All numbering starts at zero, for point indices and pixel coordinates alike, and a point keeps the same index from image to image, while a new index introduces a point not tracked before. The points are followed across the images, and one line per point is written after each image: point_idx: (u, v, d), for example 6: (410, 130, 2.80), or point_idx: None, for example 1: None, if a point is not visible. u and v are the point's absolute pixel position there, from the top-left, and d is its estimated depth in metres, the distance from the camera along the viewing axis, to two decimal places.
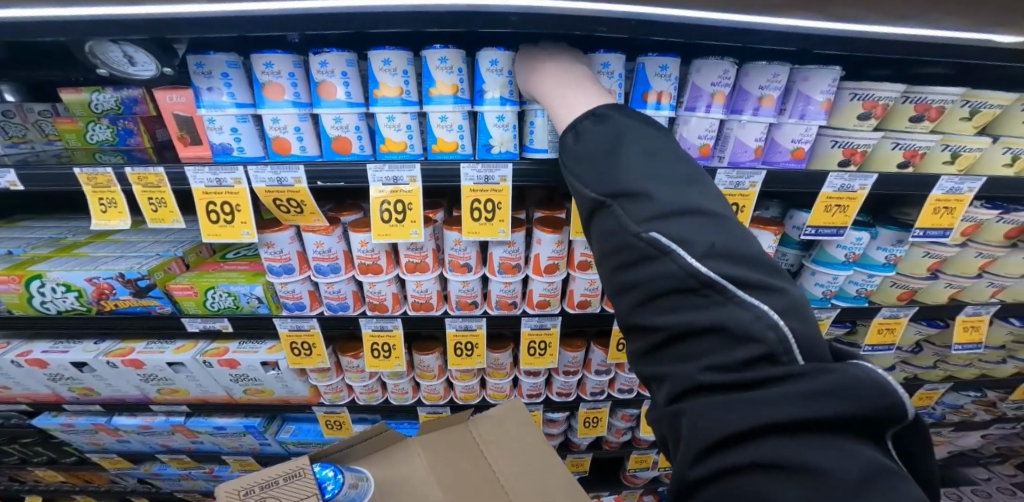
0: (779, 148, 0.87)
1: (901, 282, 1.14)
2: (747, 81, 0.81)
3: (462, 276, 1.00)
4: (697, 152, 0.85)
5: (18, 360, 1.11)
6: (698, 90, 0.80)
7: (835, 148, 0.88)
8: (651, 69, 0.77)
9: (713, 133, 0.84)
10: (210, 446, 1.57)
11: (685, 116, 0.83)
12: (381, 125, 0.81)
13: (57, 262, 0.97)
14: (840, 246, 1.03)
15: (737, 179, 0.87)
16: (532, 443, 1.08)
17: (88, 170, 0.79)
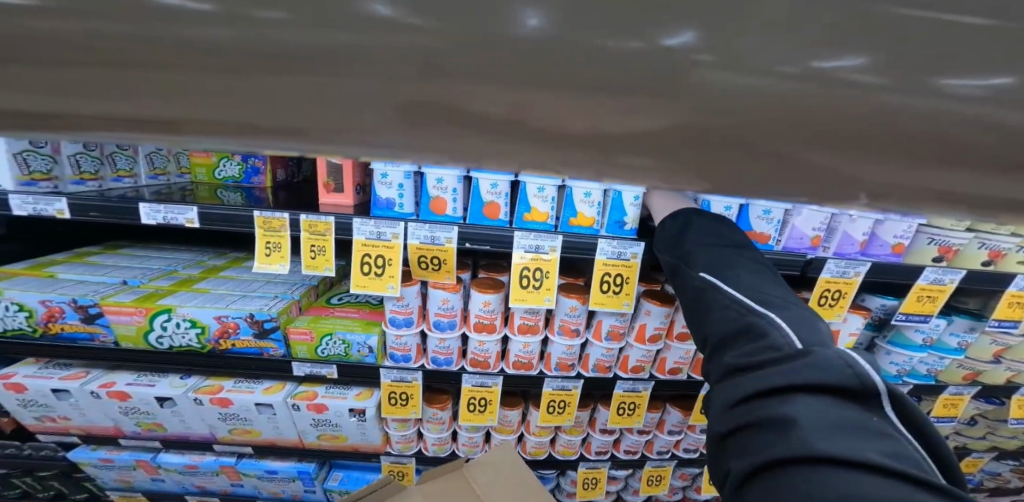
0: (879, 241, 0.99)
1: (967, 364, 1.23)
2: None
3: (569, 340, 1.03)
4: (808, 241, 0.96)
5: (100, 392, 1.08)
6: None
7: (930, 245, 0.99)
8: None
9: (824, 225, 0.95)
10: (248, 490, 1.44)
11: (798, 207, 0.94)
12: (530, 195, 0.89)
13: (184, 297, 0.98)
14: (918, 330, 1.13)
15: (844, 268, 0.97)
16: (523, 484, 1.04)
17: (266, 213, 0.85)
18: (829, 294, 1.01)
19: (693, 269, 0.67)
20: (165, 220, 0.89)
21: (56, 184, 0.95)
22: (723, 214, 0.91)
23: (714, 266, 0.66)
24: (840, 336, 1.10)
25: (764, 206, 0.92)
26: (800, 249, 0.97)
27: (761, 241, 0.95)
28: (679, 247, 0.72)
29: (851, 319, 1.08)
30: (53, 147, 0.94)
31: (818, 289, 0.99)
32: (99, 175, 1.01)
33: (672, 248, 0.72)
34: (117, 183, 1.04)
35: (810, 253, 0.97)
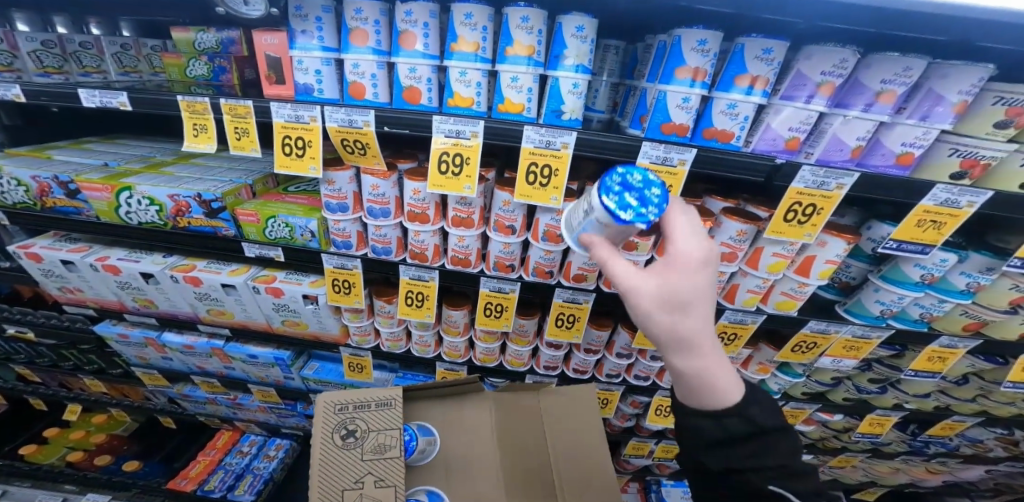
0: (882, 150, 0.80)
1: (973, 312, 1.00)
2: (867, 74, 0.73)
3: (505, 237, 1.00)
4: (783, 144, 0.80)
5: (96, 264, 1.20)
6: (802, 78, 0.74)
7: (952, 158, 0.79)
8: (752, 51, 0.73)
9: (806, 125, 0.77)
10: (240, 374, 1.60)
11: (778, 104, 0.77)
12: (452, 80, 0.82)
13: (145, 178, 1.07)
14: (919, 265, 0.93)
15: (823, 178, 0.80)
16: (587, 434, 1.01)
17: (188, 98, 0.89)
18: (800, 209, 0.85)
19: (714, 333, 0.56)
20: (102, 104, 0.94)
21: (19, 75, 1.07)
22: (681, 108, 0.78)
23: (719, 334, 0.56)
24: (814, 263, 0.94)
25: (731, 100, 0.77)
26: (772, 152, 0.81)
27: (723, 141, 0.81)
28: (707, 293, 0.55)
29: (830, 243, 0.91)
30: (9, 43, 1.05)
31: (784, 201, 0.83)
32: (63, 71, 1.13)
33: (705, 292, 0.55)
34: (85, 78, 1.15)
35: (784, 158, 0.81)
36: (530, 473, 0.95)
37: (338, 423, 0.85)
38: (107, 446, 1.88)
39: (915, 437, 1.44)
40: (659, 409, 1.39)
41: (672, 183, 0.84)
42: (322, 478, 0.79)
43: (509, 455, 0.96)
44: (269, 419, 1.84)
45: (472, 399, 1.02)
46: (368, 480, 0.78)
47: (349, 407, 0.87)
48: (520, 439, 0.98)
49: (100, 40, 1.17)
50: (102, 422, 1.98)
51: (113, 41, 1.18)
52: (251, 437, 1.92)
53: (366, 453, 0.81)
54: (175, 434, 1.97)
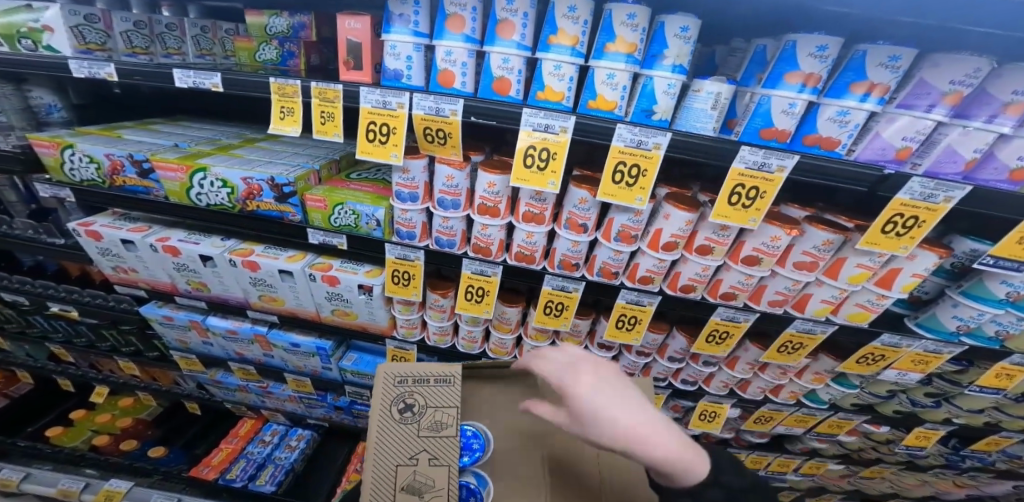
0: (995, 163, 0.78)
1: None
2: (996, 84, 0.72)
3: (576, 235, 1.00)
4: (892, 154, 0.80)
5: (157, 244, 1.22)
6: (926, 86, 0.74)
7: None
8: (877, 58, 0.73)
9: (922, 136, 0.77)
10: (278, 363, 1.61)
11: (893, 112, 0.77)
12: (545, 72, 0.82)
13: (218, 159, 1.07)
14: (1005, 283, 0.92)
15: (932, 191, 0.79)
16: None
17: (281, 79, 0.89)
18: (900, 221, 0.84)
19: None
20: (194, 85, 0.93)
21: (110, 54, 1.06)
22: (787, 114, 0.78)
23: None
24: (899, 276, 0.93)
25: (842, 106, 0.77)
26: (879, 162, 0.81)
27: (826, 148, 0.81)
28: None
29: (920, 256, 0.90)
30: (105, 23, 1.04)
31: (886, 212, 0.83)
32: (149, 51, 1.15)
33: None
34: (167, 58, 1.17)
35: (892, 168, 0.80)
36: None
37: (397, 397, 0.82)
38: (131, 430, 1.89)
39: (955, 450, 1.48)
40: (704, 414, 1.38)
41: (765, 189, 0.83)
42: (378, 452, 0.76)
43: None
44: (297, 409, 1.83)
45: (536, 382, 0.93)
46: (423, 457, 0.75)
47: (409, 380, 0.84)
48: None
49: (184, 22, 1.18)
50: (127, 407, 1.98)
51: (194, 23, 1.19)
52: (274, 426, 1.90)
53: (422, 430, 0.78)
54: (200, 419, 1.98)
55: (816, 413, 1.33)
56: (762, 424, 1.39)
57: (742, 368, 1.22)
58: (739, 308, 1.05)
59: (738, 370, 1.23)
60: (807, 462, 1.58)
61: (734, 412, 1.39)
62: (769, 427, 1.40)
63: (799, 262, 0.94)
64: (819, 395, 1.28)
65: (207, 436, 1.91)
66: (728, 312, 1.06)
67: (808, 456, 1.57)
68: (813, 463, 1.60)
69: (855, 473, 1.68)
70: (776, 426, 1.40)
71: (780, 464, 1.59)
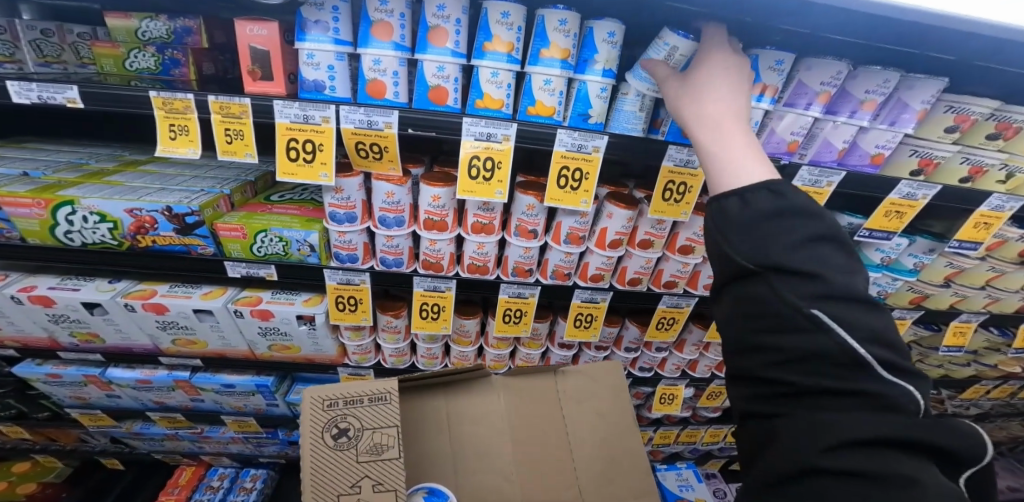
0: (859, 151, 0.88)
1: (917, 287, 1.18)
2: (854, 85, 0.80)
3: (526, 242, 0.99)
4: (785, 148, 0.86)
5: (20, 296, 1.01)
6: (804, 87, 0.80)
7: (912, 157, 0.89)
8: (767, 61, 0.77)
9: (805, 130, 0.84)
10: (211, 405, 1.41)
11: (782, 111, 0.83)
12: (482, 80, 0.79)
13: (90, 189, 0.91)
14: (879, 249, 1.06)
15: (817, 177, 0.89)
16: (608, 417, 0.97)
17: (165, 93, 0.76)
18: None
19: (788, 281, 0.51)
20: (40, 100, 0.77)
21: None
22: None
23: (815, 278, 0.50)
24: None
25: None
26: (776, 155, 0.87)
27: None
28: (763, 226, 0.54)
29: None
30: None
31: None
32: None
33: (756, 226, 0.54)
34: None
35: (786, 159, 0.88)
36: (544, 458, 0.93)
37: (329, 422, 0.72)
38: (41, 495, 1.54)
39: None
40: (665, 398, 1.46)
41: (692, 184, 0.89)
42: (315, 486, 0.68)
43: (524, 442, 0.93)
44: (244, 450, 1.64)
45: (480, 388, 0.95)
46: (366, 484, 0.68)
47: (339, 402, 0.74)
48: (532, 424, 0.95)
49: (14, 24, 0.96)
50: (26, 471, 1.61)
51: (31, 26, 0.97)
52: (219, 471, 1.67)
53: (363, 454, 0.70)
54: (123, 476, 1.70)
55: None
56: (715, 399, 1.53)
57: (690, 349, 1.32)
58: (680, 294, 1.12)
59: (687, 351, 1.33)
60: None
61: (689, 392, 1.50)
62: (721, 402, 1.55)
63: None
64: None
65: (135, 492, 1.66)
66: (672, 299, 1.12)
67: None
68: None
69: None
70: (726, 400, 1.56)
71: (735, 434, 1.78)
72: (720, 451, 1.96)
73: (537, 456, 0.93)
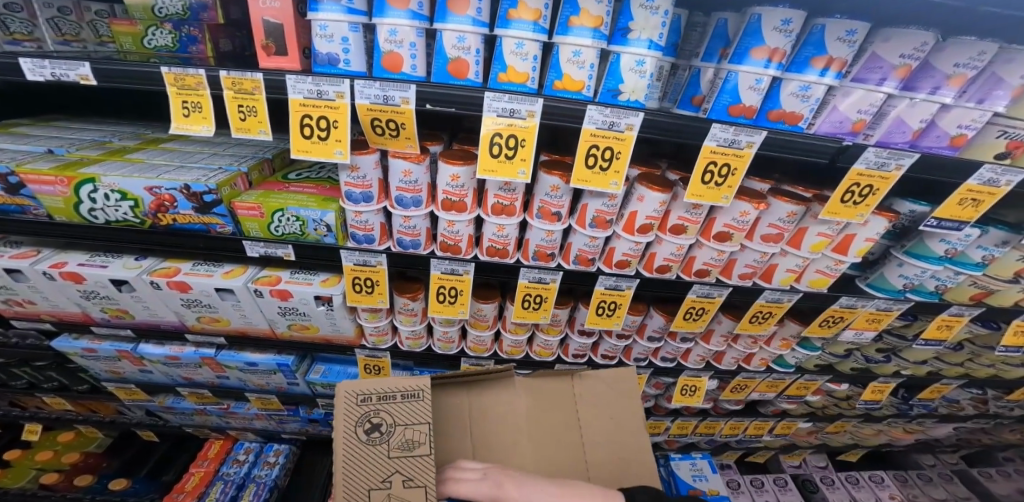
0: (936, 132, 0.78)
1: (982, 283, 1.06)
2: (940, 57, 0.71)
3: (549, 225, 0.94)
4: (848, 127, 0.77)
5: (52, 272, 1.03)
6: (878, 60, 0.71)
7: (999, 139, 0.79)
8: (836, 32, 0.69)
9: (874, 108, 0.75)
10: (235, 383, 1.45)
11: (849, 86, 0.74)
12: (506, 52, 0.73)
13: (110, 167, 0.90)
14: (943, 240, 0.95)
15: (885, 159, 0.77)
16: (627, 423, 0.94)
17: (177, 69, 0.73)
18: (856, 190, 0.82)
19: None
20: (54, 77, 0.75)
21: None
22: (754, 90, 0.73)
23: None
24: (853, 242, 0.94)
25: (805, 81, 0.73)
26: (838, 135, 0.78)
27: (790, 123, 0.77)
28: None
29: (872, 222, 0.91)
30: None
31: (844, 183, 0.80)
32: None
33: None
34: (13, 48, 0.92)
35: (849, 141, 0.78)
36: (558, 460, 0.90)
37: (362, 417, 0.71)
38: (83, 464, 1.66)
39: (905, 401, 1.64)
40: (685, 388, 1.41)
41: (737, 165, 0.79)
42: (346, 478, 0.67)
43: (540, 444, 0.90)
44: (268, 425, 1.69)
45: (505, 385, 0.91)
46: (396, 479, 0.66)
47: (372, 398, 0.73)
48: (548, 426, 0.91)
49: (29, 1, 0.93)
50: (70, 441, 1.73)
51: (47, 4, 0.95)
52: (246, 444, 1.73)
53: (394, 450, 0.69)
54: (158, 446, 1.78)
55: (784, 376, 1.41)
56: (739, 393, 1.46)
57: (717, 340, 1.25)
58: (713, 284, 1.04)
59: (713, 343, 1.26)
60: (777, 420, 1.71)
61: (713, 384, 1.43)
62: (744, 395, 1.48)
63: (766, 235, 0.94)
64: (786, 359, 1.36)
65: (170, 462, 1.73)
66: (703, 290, 1.05)
67: (778, 415, 1.70)
68: (785, 423, 1.74)
69: (822, 429, 1.85)
70: (751, 393, 1.49)
71: (756, 427, 1.74)
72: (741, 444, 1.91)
73: (552, 456, 0.89)
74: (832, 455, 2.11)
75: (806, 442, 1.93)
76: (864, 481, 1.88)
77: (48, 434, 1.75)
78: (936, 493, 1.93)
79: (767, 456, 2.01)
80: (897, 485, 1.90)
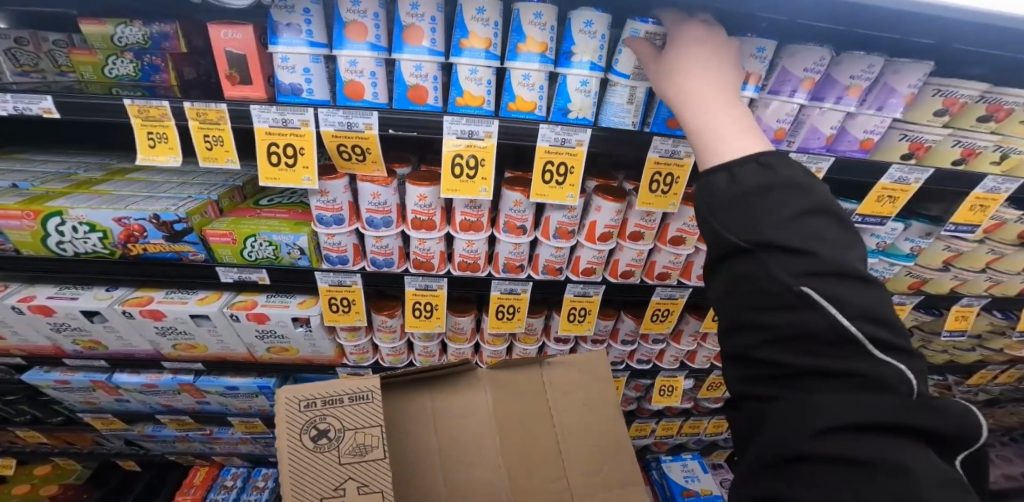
0: (848, 137, 0.87)
1: (916, 272, 1.16)
2: (838, 70, 0.79)
3: (515, 238, 0.98)
4: (771, 135, 0.85)
5: (20, 306, 1.03)
6: (787, 74, 0.78)
7: (901, 142, 0.87)
8: (748, 50, 0.75)
9: (790, 118, 0.83)
10: (216, 408, 1.44)
11: (766, 98, 0.81)
12: (461, 77, 0.78)
13: (78, 199, 0.91)
14: (873, 235, 1.03)
15: (805, 163, 0.87)
16: (596, 406, 0.97)
17: (141, 101, 0.76)
18: None
19: (788, 272, 0.48)
20: (18, 111, 0.77)
21: None
22: None
23: (826, 269, 0.47)
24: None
25: None
26: None
27: None
28: (752, 220, 0.51)
29: None
30: None
31: None
32: None
33: (743, 222, 0.52)
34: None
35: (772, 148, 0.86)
36: (530, 442, 0.95)
37: (307, 423, 0.72)
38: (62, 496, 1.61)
39: None
40: (664, 389, 1.45)
41: (678, 175, 0.87)
42: (297, 485, 0.70)
43: (511, 434, 0.94)
44: (254, 450, 1.67)
45: (469, 382, 0.93)
46: (351, 485, 0.70)
47: (318, 403, 0.73)
48: (519, 416, 0.95)
49: None
50: (47, 473, 1.68)
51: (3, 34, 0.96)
52: (233, 469, 1.70)
53: (345, 455, 0.71)
54: (141, 476, 1.74)
55: None
56: (714, 390, 1.52)
57: (687, 340, 1.30)
58: (674, 286, 1.10)
59: (683, 342, 1.32)
60: None
61: (689, 382, 1.49)
62: (720, 392, 1.54)
63: None
64: None
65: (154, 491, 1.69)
66: (665, 291, 1.11)
67: None
68: None
69: None
70: (726, 390, 1.55)
71: None
72: (726, 441, 1.96)
73: (521, 446, 0.94)
74: None
75: None
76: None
77: (24, 467, 1.67)
78: None
79: None
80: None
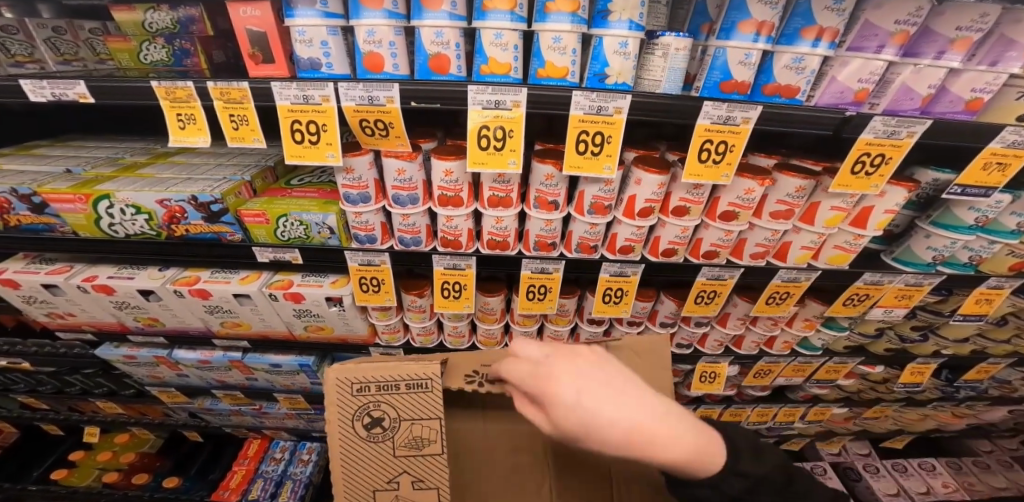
0: (949, 97, 0.73)
1: (1021, 251, 0.98)
2: (941, 21, 0.66)
3: (547, 214, 0.93)
4: (851, 97, 0.73)
5: (85, 285, 1.10)
6: (872, 28, 0.67)
7: (1019, 101, 0.73)
8: (823, 1, 0.65)
9: (876, 77, 0.71)
10: (264, 384, 1.50)
11: (845, 56, 0.70)
12: (485, 43, 0.73)
13: (124, 183, 0.95)
14: (973, 208, 0.88)
15: (895, 127, 0.72)
16: (652, 395, 0.91)
17: (167, 83, 0.75)
18: (867, 160, 0.77)
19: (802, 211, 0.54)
20: (54, 97, 0.79)
21: None
22: (744, 65, 0.70)
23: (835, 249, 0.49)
24: (871, 215, 0.89)
25: (796, 53, 0.69)
26: (839, 106, 0.73)
27: (786, 97, 0.74)
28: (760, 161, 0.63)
29: (889, 192, 0.86)
30: None
31: (851, 154, 0.75)
32: None
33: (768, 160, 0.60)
34: (15, 70, 0.96)
35: (851, 111, 0.73)
36: None
37: (360, 408, 0.71)
38: (139, 463, 1.77)
39: (951, 383, 1.54)
40: (704, 376, 1.36)
41: (734, 143, 0.75)
42: (347, 464, 0.73)
43: None
44: (299, 425, 1.75)
45: None
46: (405, 478, 0.73)
47: (370, 386, 0.70)
48: None
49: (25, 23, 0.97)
50: (126, 441, 1.84)
51: (42, 24, 0.99)
52: (281, 443, 1.79)
53: (401, 447, 0.72)
54: (203, 446, 1.87)
55: (810, 359, 1.35)
56: (762, 378, 1.41)
57: (734, 323, 1.20)
58: (723, 266, 1.00)
59: (730, 326, 1.22)
60: (808, 405, 1.64)
61: (734, 370, 1.39)
62: (769, 381, 1.42)
63: (775, 212, 0.90)
64: (811, 342, 1.30)
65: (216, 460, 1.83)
66: (713, 272, 1.01)
67: (808, 400, 1.64)
68: (817, 409, 1.66)
69: (859, 415, 1.76)
70: (775, 379, 1.43)
71: (786, 414, 1.67)
72: (771, 432, 1.85)
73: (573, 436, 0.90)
74: (875, 441, 2.03)
75: (843, 429, 1.85)
76: (918, 468, 1.82)
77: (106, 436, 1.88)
78: (997, 481, 1.82)
79: (802, 443, 1.95)
80: (954, 476, 1.80)
